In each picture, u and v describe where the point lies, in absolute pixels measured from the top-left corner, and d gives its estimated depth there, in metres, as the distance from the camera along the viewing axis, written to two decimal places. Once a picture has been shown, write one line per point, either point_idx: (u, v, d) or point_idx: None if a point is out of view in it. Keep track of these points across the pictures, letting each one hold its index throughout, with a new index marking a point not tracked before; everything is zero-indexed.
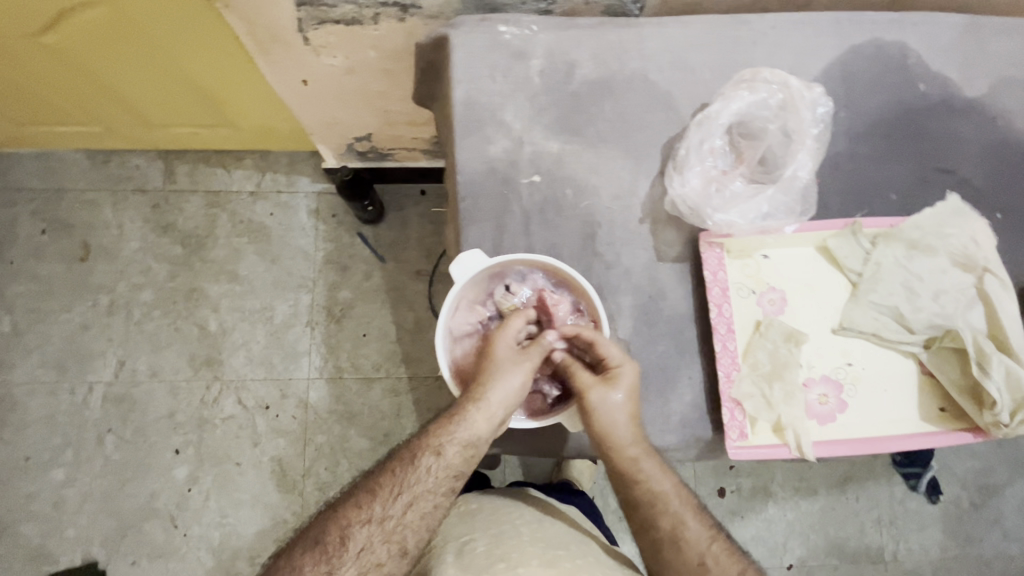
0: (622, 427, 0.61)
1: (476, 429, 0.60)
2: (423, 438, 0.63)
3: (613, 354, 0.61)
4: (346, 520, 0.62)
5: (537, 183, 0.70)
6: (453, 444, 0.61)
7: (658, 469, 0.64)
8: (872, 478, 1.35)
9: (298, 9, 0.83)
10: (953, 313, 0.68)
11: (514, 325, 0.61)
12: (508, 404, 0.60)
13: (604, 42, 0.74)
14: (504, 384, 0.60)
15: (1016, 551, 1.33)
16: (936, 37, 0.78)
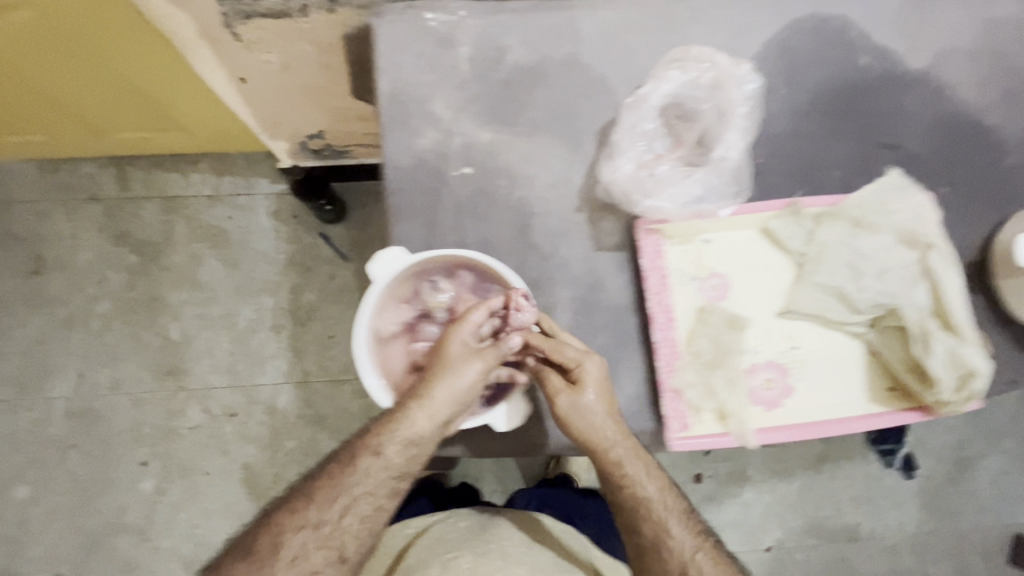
0: (600, 428, 0.61)
1: (417, 428, 0.58)
2: (361, 439, 0.60)
3: (571, 353, 0.61)
4: (281, 527, 0.60)
5: (468, 175, 0.68)
6: (391, 445, 0.59)
7: (644, 471, 0.63)
8: (848, 457, 1.34)
9: (221, 3, 0.79)
10: (897, 291, 0.66)
11: (473, 320, 0.58)
12: (454, 402, 0.58)
13: (535, 26, 0.72)
14: (452, 381, 0.57)
15: (993, 523, 1.32)
16: (877, 8, 0.76)
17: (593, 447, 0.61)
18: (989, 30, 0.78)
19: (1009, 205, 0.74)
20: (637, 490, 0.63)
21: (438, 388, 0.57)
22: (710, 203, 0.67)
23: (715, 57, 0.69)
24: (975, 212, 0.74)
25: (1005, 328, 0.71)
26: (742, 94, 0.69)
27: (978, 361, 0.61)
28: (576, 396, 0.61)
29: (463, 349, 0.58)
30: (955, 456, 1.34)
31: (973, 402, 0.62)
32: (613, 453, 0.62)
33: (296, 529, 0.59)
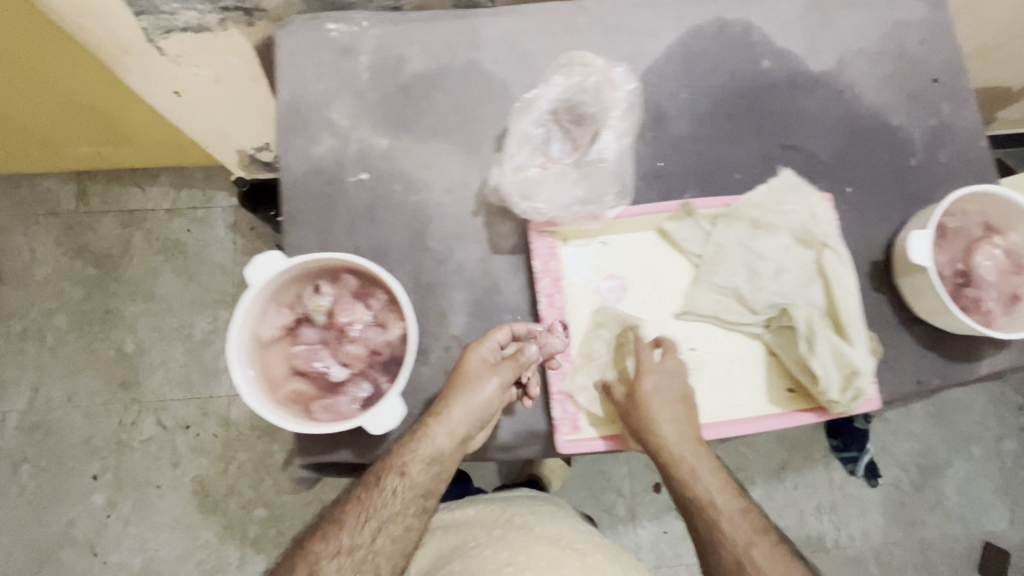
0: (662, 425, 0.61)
1: (438, 445, 0.58)
2: (386, 459, 0.59)
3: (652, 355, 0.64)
4: (315, 554, 0.58)
5: (364, 181, 0.69)
6: (416, 462, 0.58)
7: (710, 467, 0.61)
8: (809, 465, 1.26)
9: (139, 19, 0.79)
10: (792, 291, 0.66)
11: (496, 339, 0.61)
12: (471, 418, 0.58)
13: (436, 34, 0.72)
14: (470, 395, 0.58)
15: (960, 533, 1.24)
16: (779, 13, 0.77)
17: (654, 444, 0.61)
18: (894, 32, 0.79)
19: (911, 205, 0.75)
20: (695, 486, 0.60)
21: (461, 403, 0.58)
22: (596, 204, 0.67)
23: (593, 59, 0.72)
24: (878, 211, 0.74)
25: (908, 326, 0.72)
26: (621, 97, 0.72)
27: (863, 361, 0.61)
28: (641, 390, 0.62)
29: (481, 366, 0.59)
30: (924, 464, 1.27)
31: (863, 403, 0.61)
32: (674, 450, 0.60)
33: (330, 554, 0.58)
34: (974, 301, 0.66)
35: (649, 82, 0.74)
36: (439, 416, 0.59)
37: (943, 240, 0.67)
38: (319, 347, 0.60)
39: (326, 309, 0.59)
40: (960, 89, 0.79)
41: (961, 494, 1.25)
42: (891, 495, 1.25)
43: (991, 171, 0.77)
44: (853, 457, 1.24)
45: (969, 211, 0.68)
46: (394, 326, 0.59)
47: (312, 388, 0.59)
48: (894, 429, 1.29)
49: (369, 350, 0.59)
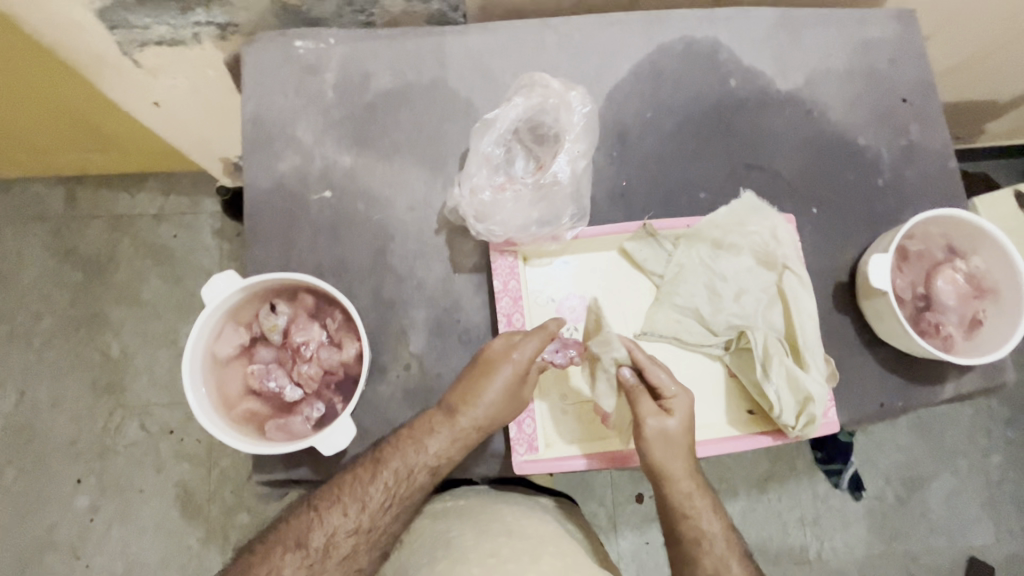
0: (680, 462, 0.61)
1: (470, 444, 0.62)
2: (419, 453, 0.61)
3: (666, 380, 0.61)
4: (330, 527, 0.59)
5: (327, 198, 0.69)
6: (449, 460, 0.62)
7: (709, 505, 0.63)
8: (794, 478, 1.23)
9: (112, 33, 0.78)
10: (752, 313, 0.67)
11: (530, 350, 0.61)
12: (502, 419, 0.62)
13: (402, 52, 0.73)
14: (504, 406, 0.61)
15: (943, 547, 1.21)
16: (747, 32, 0.77)
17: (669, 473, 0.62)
18: (863, 52, 0.79)
19: (876, 226, 0.75)
20: (699, 521, 0.62)
21: (500, 412, 0.61)
22: (552, 226, 0.66)
23: (549, 81, 0.68)
24: (844, 233, 0.74)
25: (872, 349, 0.71)
26: (576, 121, 0.67)
27: (817, 387, 0.62)
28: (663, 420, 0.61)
29: (512, 377, 0.61)
30: (911, 477, 1.24)
31: (817, 428, 0.62)
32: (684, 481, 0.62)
33: (347, 528, 0.59)
34: (934, 325, 0.66)
35: (614, 100, 0.75)
36: (478, 420, 0.61)
37: (905, 263, 0.69)
38: (274, 367, 0.60)
39: (281, 330, 0.60)
40: (928, 109, 0.79)
41: (946, 508, 1.22)
42: (876, 509, 1.23)
43: (958, 193, 0.77)
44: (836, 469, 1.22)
45: (933, 236, 0.69)
46: (346, 349, 0.60)
47: (265, 407, 0.60)
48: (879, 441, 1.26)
49: (324, 370, 0.60)
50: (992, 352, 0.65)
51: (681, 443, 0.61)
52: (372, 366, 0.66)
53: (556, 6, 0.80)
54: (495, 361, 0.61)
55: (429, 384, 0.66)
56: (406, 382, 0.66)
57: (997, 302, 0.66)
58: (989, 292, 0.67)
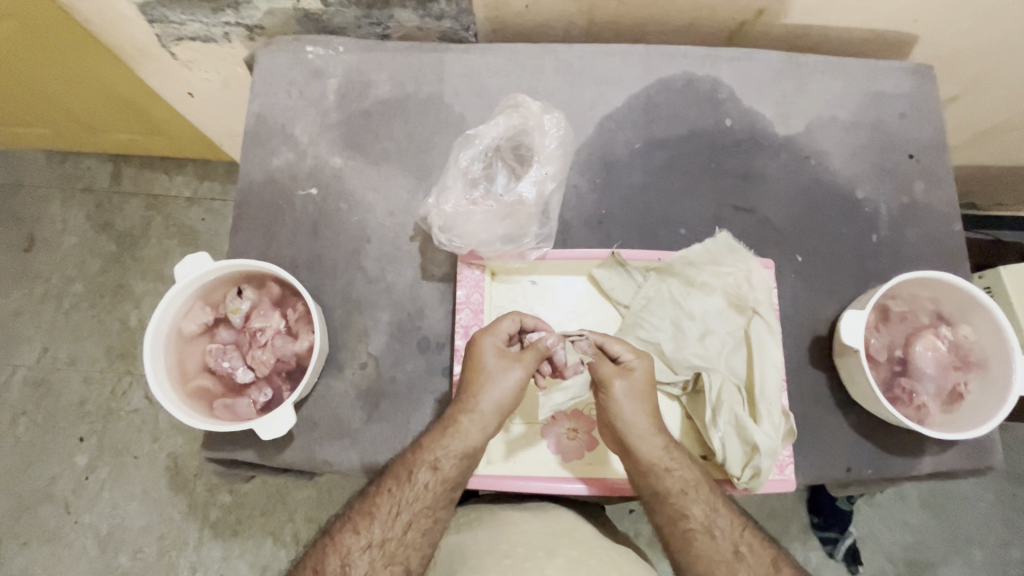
0: (644, 422, 0.59)
1: (466, 434, 0.60)
2: (415, 452, 0.61)
3: (621, 348, 0.61)
4: (345, 547, 0.59)
5: (313, 196, 0.73)
6: (447, 455, 0.60)
7: (683, 455, 0.61)
8: (786, 542, 1.11)
9: (152, 26, 0.83)
10: (715, 356, 0.66)
11: (505, 329, 0.61)
12: (500, 404, 0.60)
13: (404, 65, 0.76)
14: (499, 389, 0.60)
15: None
16: (750, 73, 0.76)
17: (632, 436, 0.59)
18: (872, 104, 0.76)
19: (866, 283, 0.72)
20: (680, 472, 0.59)
21: (490, 395, 0.60)
22: (516, 244, 0.68)
23: (530, 104, 0.71)
24: (829, 286, 0.72)
25: (845, 411, 0.68)
26: (549, 143, 0.70)
27: (767, 439, 0.60)
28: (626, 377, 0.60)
29: (501, 358, 0.60)
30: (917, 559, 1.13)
31: (764, 482, 0.60)
32: (652, 440, 0.59)
33: (362, 546, 0.58)
34: (908, 392, 0.63)
35: (605, 129, 0.75)
36: (469, 409, 0.60)
37: (885, 323, 0.66)
38: (230, 348, 0.63)
39: (245, 312, 0.63)
40: (937, 168, 0.76)
41: None
42: None
43: (961, 258, 0.73)
44: (833, 539, 1.08)
45: (922, 298, 0.66)
46: (300, 341, 0.63)
47: (217, 385, 0.63)
48: (887, 518, 1.12)
49: (277, 357, 0.63)
50: (969, 428, 0.61)
51: (641, 399, 0.60)
52: (330, 361, 0.68)
53: (564, 33, 0.81)
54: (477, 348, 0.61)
55: (382, 384, 0.67)
56: (362, 379, 0.68)
57: (983, 375, 0.62)
58: (975, 364, 0.63)
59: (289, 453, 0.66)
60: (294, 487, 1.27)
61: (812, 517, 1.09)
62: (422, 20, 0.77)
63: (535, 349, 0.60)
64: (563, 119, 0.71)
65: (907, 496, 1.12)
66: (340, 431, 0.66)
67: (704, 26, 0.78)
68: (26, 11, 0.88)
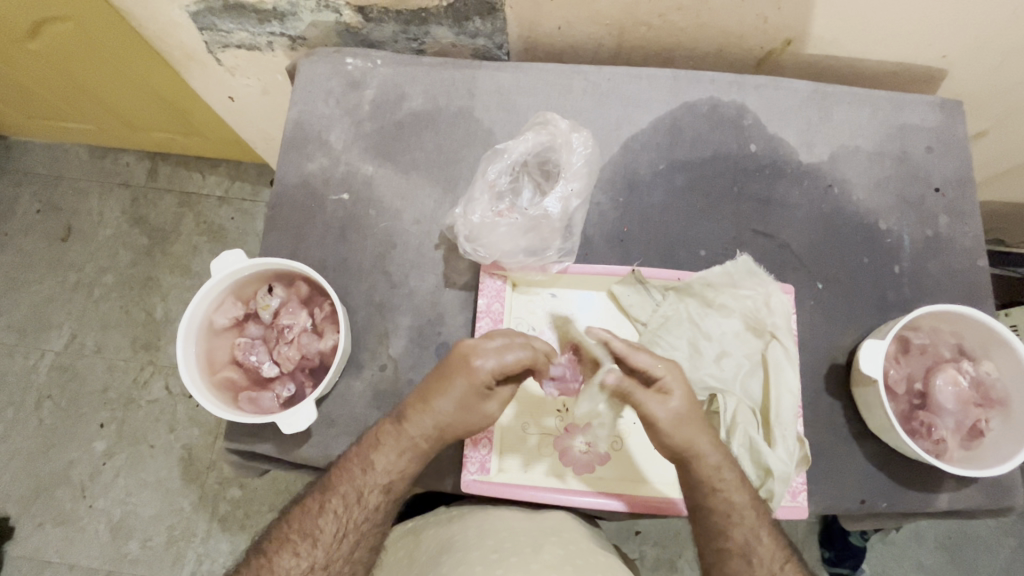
0: (693, 444, 0.58)
1: (423, 454, 0.62)
2: (366, 472, 0.61)
3: (649, 360, 0.58)
4: (285, 569, 0.59)
5: (344, 200, 0.76)
6: (399, 475, 0.61)
7: (736, 477, 0.59)
8: None
9: (201, 33, 0.87)
10: (730, 378, 0.66)
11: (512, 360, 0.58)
12: (465, 428, 0.61)
13: (438, 79, 0.78)
14: (469, 420, 0.60)
15: None
16: (776, 100, 0.77)
17: (688, 454, 0.58)
18: (898, 136, 0.77)
19: (886, 313, 0.72)
20: (728, 495, 0.58)
21: (453, 419, 0.60)
22: (539, 256, 0.70)
23: (559, 122, 0.73)
24: (847, 314, 0.72)
25: (861, 441, 0.67)
26: (576, 161, 0.72)
27: (780, 464, 0.61)
28: (668, 403, 0.57)
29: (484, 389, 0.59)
30: None
31: (776, 507, 0.61)
32: (705, 459, 0.58)
33: (302, 569, 0.58)
34: (927, 426, 0.63)
35: (630, 149, 0.76)
36: (431, 430, 0.61)
37: (905, 354, 0.65)
38: (258, 343, 0.66)
39: (273, 308, 0.66)
40: (962, 202, 0.75)
41: None
42: None
43: (984, 293, 0.73)
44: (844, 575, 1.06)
45: (943, 332, 0.65)
46: (326, 342, 0.65)
47: (243, 378, 0.65)
48: (901, 558, 1.09)
49: (301, 355, 0.65)
50: (988, 467, 0.60)
51: (694, 419, 0.58)
52: (351, 361, 0.70)
53: (593, 55, 0.83)
54: (460, 375, 0.58)
55: (399, 386, 0.69)
56: (380, 380, 0.69)
57: (1004, 414, 0.62)
58: (997, 402, 0.62)
59: (305, 448, 0.67)
60: (303, 486, 1.28)
61: (823, 551, 1.07)
62: (458, 37, 0.80)
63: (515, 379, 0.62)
64: (591, 137, 0.74)
65: (923, 535, 1.09)
66: (355, 430, 0.68)
67: (732, 53, 0.80)
68: (86, 14, 0.94)
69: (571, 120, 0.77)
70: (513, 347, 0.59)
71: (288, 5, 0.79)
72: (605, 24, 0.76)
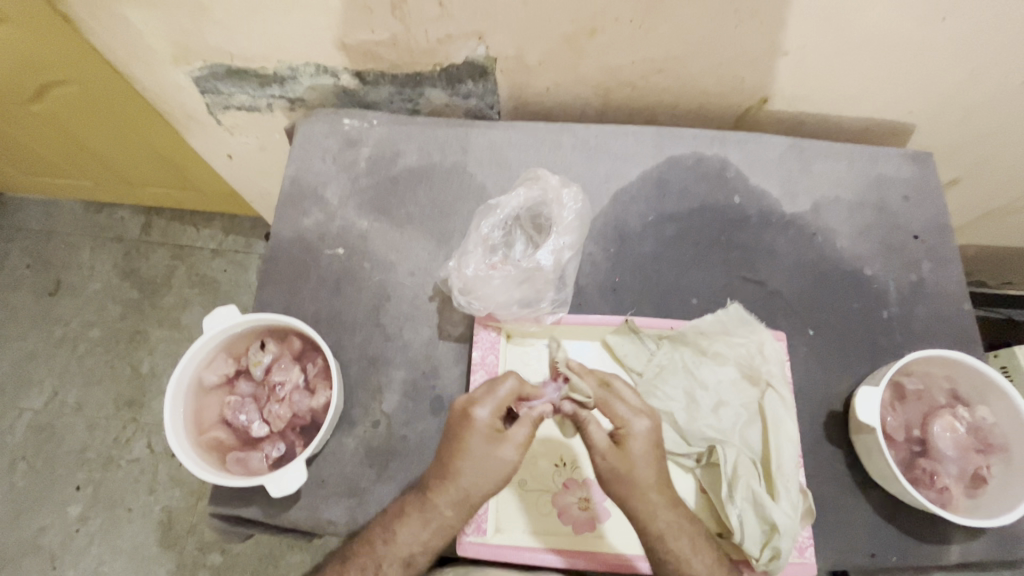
0: (643, 498, 0.55)
1: (448, 525, 0.57)
2: (388, 544, 0.58)
3: (622, 410, 0.58)
4: None
5: (339, 255, 0.76)
6: (423, 549, 0.58)
7: (688, 545, 0.55)
8: None
9: (203, 96, 0.91)
10: (728, 429, 0.65)
11: (501, 399, 0.59)
12: (488, 479, 0.57)
13: (432, 137, 0.81)
14: (486, 470, 0.56)
15: None
16: (758, 154, 0.80)
17: (636, 509, 0.55)
18: (875, 186, 0.80)
19: (878, 359, 0.72)
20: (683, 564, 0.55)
21: (472, 473, 0.56)
22: (533, 308, 0.70)
23: (550, 177, 0.75)
24: (841, 360, 0.72)
25: (865, 490, 0.66)
26: (567, 214, 0.74)
27: (785, 519, 0.59)
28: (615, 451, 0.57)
29: (491, 430, 0.57)
30: None
31: (782, 565, 0.58)
32: (654, 521, 0.55)
33: None
34: (929, 474, 0.62)
35: (619, 202, 0.79)
36: (456, 495, 0.57)
37: (901, 401, 0.65)
38: (249, 401, 0.65)
39: (265, 365, 0.65)
40: (942, 248, 0.78)
41: None
42: None
43: (972, 338, 0.74)
44: None
45: (937, 377, 0.66)
46: (318, 398, 0.64)
47: (232, 439, 0.63)
48: None
49: (292, 413, 0.64)
50: (996, 515, 0.59)
51: (643, 462, 0.56)
52: (343, 417, 0.68)
53: (580, 113, 0.87)
54: (468, 428, 0.57)
55: (392, 443, 0.67)
56: (374, 437, 0.67)
57: (1005, 460, 0.61)
58: (997, 448, 0.62)
59: (294, 511, 0.64)
60: (288, 550, 1.22)
61: None
62: (450, 98, 0.84)
63: (526, 420, 0.58)
64: (580, 191, 0.76)
65: None
66: (346, 490, 0.65)
67: (712, 110, 0.84)
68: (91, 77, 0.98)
69: (562, 175, 0.79)
70: (502, 382, 0.60)
71: (288, 70, 0.82)
72: (592, 85, 0.80)
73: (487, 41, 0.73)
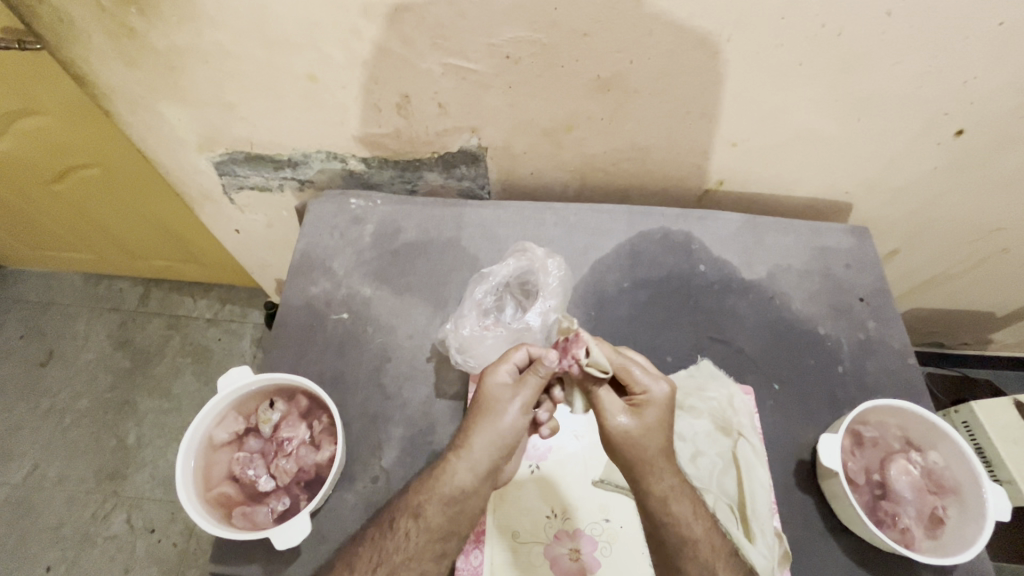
0: (652, 459, 0.62)
1: (483, 468, 0.64)
2: (437, 477, 0.64)
3: (639, 378, 0.66)
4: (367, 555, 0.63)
5: (343, 319, 0.83)
6: (473, 489, 0.64)
7: (690, 511, 0.62)
8: None
9: (220, 178, 1.00)
10: (706, 476, 0.73)
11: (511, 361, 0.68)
12: (491, 438, 0.65)
13: (430, 215, 0.91)
14: (491, 425, 0.65)
15: None
16: (716, 229, 0.91)
17: (642, 470, 0.62)
18: (822, 255, 0.90)
19: (839, 409, 0.79)
20: (682, 528, 0.61)
21: (477, 428, 0.65)
22: None
23: (536, 249, 0.85)
24: (805, 412, 0.79)
25: (837, 535, 0.70)
26: (552, 281, 0.83)
27: (761, 560, 0.66)
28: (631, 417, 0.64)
29: (501, 392, 0.66)
30: None
31: None
32: (664, 482, 0.62)
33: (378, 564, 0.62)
34: (891, 515, 0.67)
35: (597, 271, 0.88)
36: (473, 445, 0.64)
37: (859, 448, 0.71)
38: (256, 457, 0.68)
39: (275, 421, 0.69)
40: (886, 309, 0.87)
41: None
42: None
43: (920, 390, 0.81)
44: None
45: (891, 426, 0.72)
46: (324, 452, 0.68)
47: (239, 493, 0.66)
48: None
49: (298, 467, 0.68)
50: (955, 553, 0.64)
51: (653, 431, 0.63)
52: (343, 473, 0.72)
53: (561, 193, 0.98)
54: (483, 383, 0.67)
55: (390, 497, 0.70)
56: (374, 492, 0.71)
57: (958, 501, 0.67)
58: (950, 489, 0.68)
59: (293, 569, 0.66)
60: None
61: None
62: (446, 180, 0.95)
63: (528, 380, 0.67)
64: (564, 261, 0.86)
65: None
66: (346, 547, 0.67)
67: (675, 192, 0.96)
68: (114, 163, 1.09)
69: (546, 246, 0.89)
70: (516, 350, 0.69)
71: (302, 156, 0.93)
72: (569, 170, 0.92)
73: (479, 133, 0.85)
